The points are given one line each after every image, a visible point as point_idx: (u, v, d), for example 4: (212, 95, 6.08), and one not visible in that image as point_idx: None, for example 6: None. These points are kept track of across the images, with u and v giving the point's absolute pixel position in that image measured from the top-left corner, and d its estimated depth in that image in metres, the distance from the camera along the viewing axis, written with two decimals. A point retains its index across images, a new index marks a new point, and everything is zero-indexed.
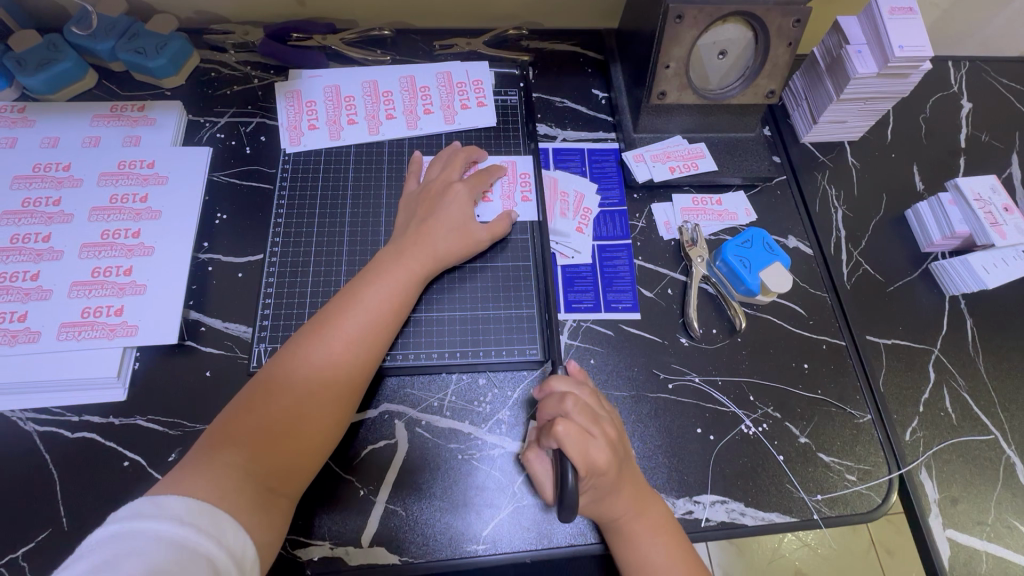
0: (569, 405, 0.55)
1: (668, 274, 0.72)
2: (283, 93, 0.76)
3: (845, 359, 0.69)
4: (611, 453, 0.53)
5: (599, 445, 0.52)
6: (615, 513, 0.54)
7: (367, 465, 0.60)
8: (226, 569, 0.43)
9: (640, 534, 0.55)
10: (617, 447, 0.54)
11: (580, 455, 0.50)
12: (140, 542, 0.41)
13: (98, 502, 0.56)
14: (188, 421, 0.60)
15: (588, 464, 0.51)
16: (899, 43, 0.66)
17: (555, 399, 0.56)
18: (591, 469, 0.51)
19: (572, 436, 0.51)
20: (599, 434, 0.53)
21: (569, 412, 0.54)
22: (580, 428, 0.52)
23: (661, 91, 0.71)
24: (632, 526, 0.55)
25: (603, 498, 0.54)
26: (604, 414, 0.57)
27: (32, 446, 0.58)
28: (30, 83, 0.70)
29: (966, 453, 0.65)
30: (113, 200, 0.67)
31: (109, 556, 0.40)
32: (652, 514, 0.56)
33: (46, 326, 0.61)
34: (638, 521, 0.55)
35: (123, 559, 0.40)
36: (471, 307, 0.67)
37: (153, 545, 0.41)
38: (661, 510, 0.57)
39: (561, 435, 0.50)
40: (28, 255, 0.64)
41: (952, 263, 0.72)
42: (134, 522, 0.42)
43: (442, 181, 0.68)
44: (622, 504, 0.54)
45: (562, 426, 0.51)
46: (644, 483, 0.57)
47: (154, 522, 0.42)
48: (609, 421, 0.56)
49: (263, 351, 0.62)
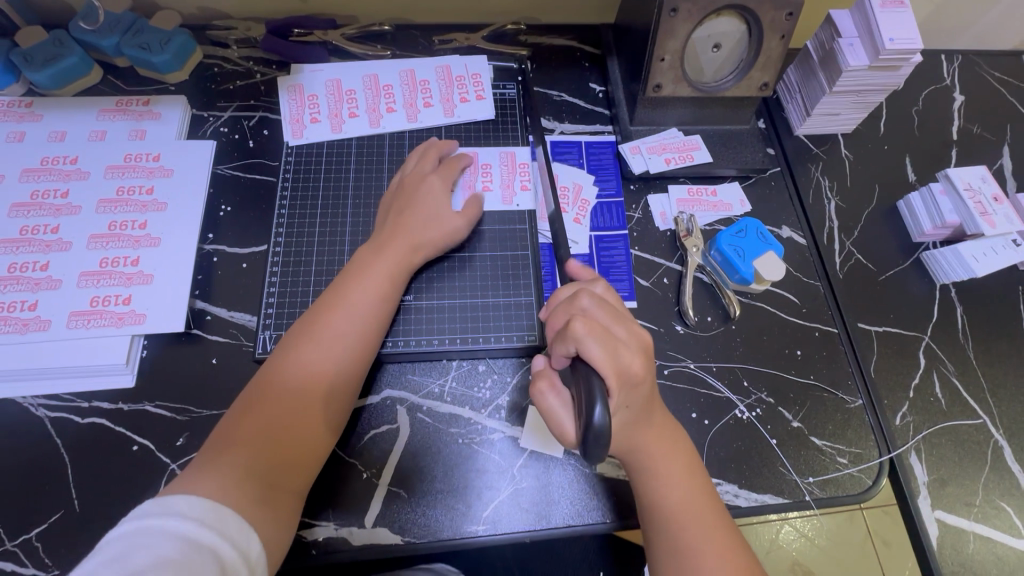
0: (584, 304, 0.55)
1: (664, 263, 0.73)
2: (285, 87, 0.77)
3: (838, 346, 0.70)
4: (636, 351, 0.54)
5: (622, 345, 0.53)
6: (649, 447, 0.55)
7: (370, 449, 0.62)
8: (230, 560, 0.45)
9: (670, 475, 0.55)
10: (642, 346, 0.55)
11: (609, 360, 0.51)
12: (148, 537, 0.42)
13: (110, 484, 0.58)
14: (195, 406, 0.62)
15: (617, 368, 0.51)
16: (890, 35, 0.68)
17: (567, 302, 0.56)
18: (621, 371, 0.51)
19: (595, 336, 0.51)
20: (620, 332, 0.54)
21: (587, 312, 0.54)
22: (602, 328, 0.52)
23: (657, 84, 0.73)
24: (662, 465, 0.55)
25: (638, 426, 0.55)
26: (620, 310, 0.57)
27: (44, 431, 0.59)
28: (38, 78, 0.72)
29: (955, 437, 0.67)
30: (120, 192, 0.69)
31: (117, 552, 0.41)
32: (682, 461, 0.56)
33: (56, 315, 0.62)
34: (669, 463, 0.55)
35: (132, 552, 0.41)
36: (470, 296, 0.68)
37: (161, 539, 0.42)
38: (691, 463, 0.57)
39: (584, 338, 0.51)
40: (38, 246, 0.65)
41: (942, 253, 0.74)
42: (141, 520, 0.43)
43: (417, 174, 0.69)
44: (653, 438, 0.56)
45: (582, 327, 0.51)
46: (678, 434, 0.58)
47: (161, 519, 0.44)
48: (628, 319, 0.56)
49: (268, 339, 0.64)
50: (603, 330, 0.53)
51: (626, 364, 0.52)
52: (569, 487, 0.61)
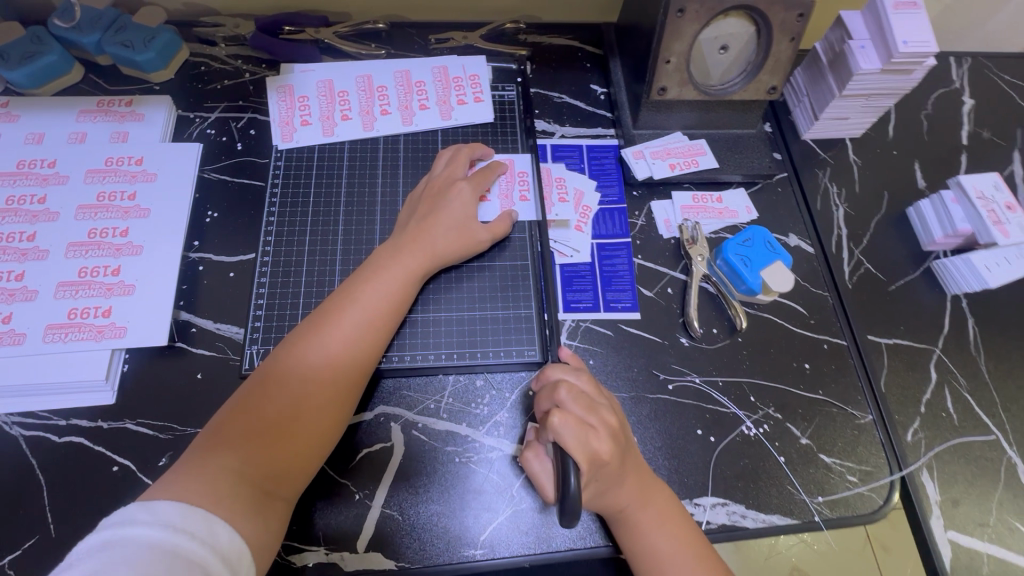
0: (562, 395, 0.54)
1: (668, 273, 0.71)
2: (275, 88, 0.74)
3: (847, 359, 0.68)
4: (608, 438, 0.53)
5: (596, 434, 0.52)
6: (621, 503, 0.54)
7: (364, 468, 0.59)
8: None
9: (647, 524, 0.54)
10: (614, 430, 0.54)
11: (581, 448, 0.50)
12: (138, 551, 0.39)
13: (88, 507, 0.55)
14: (179, 424, 0.59)
15: (589, 456, 0.50)
16: (903, 38, 0.65)
17: (548, 390, 0.56)
18: (592, 459, 0.51)
19: (568, 425, 0.51)
20: (594, 420, 0.53)
21: (563, 405, 0.54)
22: (575, 417, 0.52)
23: (662, 87, 0.70)
24: (640, 516, 0.54)
25: (607, 491, 0.53)
26: (598, 398, 0.56)
27: (18, 452, 0.56)
28: (14, 77, 0.69)
29: (967, 454, 0.65)
30: (100, 198, 0.66)
31: (103, 563, 0.38)
32: (660, 506, 0.55)
33: (31, 327, 0.59)
34: (645, 511, 0.54)
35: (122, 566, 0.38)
36: (469, 307, 0.66)
37: (151, 555, 0.40)
38: (671, 504, 0.56)
39: (558, 428, 0.50)
40: (13, 254, 0.62)
41: (954, 262, 0.72)
42: (134, 529, 0.41)
43: (446, 178, 0.67)
44: (627, 494, 0.54)
45: (556, 418, 0.51)
46: (649, 473, 0.56)
47: (152, 531, 0.41)
48: (603, 405, 0.55)
49: (256, 353, 0.61)
50: (578, 420, 0.52)
51: (599, 448, 0.51)
52: None
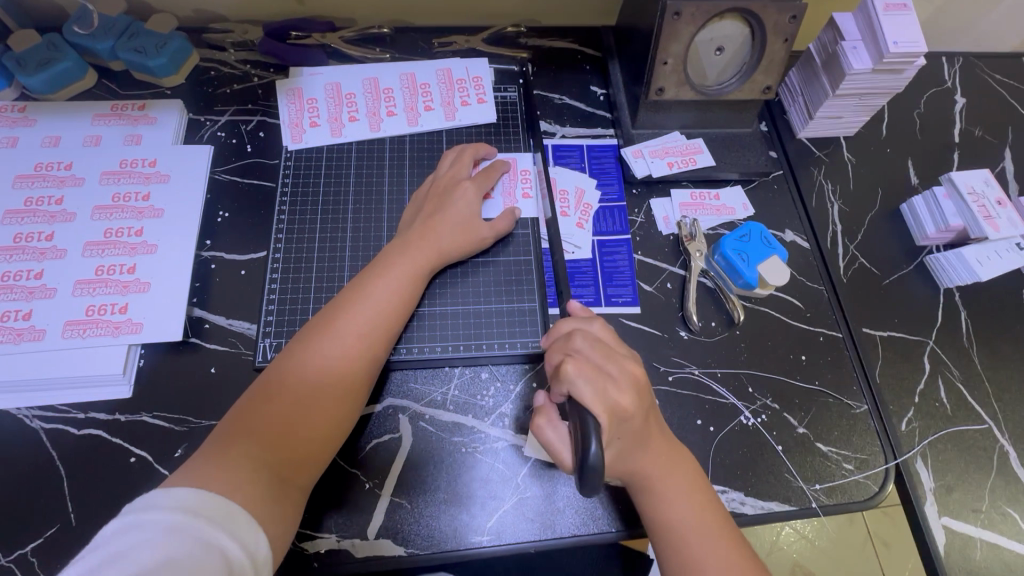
0: (577, 344, 0.56)
1: (667, 268, 0.73)
2: (284, 91, 0.76)
3: (843, 351, 0.70)
4: (627, 388, 0.54)
5: (613, 382, 0.54)
6: (646, 468, 0.55)
7: (373, 459, 0.61)
8: (239, 563, 0.43)
9: (672, 490, 0.55)
10: (636, 383, 0.55)
11: (599, 398, 0.52)
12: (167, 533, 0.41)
13: (107, 497, 0.57)
14: (193, 417, 0.61)
15: (608, 406, 0.52)
16: (893, 39, 0.67)
17: (561, 342, 0.57)
18: (612, 409, 0.52)
19: (584, 376, 0.53)
20: (611, 369, 0.55)
21: (579, 353, 0.55)
22: (592, 366, 0.54)
23: (660, 87, 0.72)
24: (665, 481, 0.55)
25: (633, 452, 0.55)
26: (614, 347, 0.58)
27: (38, 444, 0.58)
28: (31, 83, 0.71)
29: (960, 443, 0.66)
30: (115, 199, 0.68)
31: (133, 542, 0.40)
32: (684, 477, 0.56)
33: (50, 324, 0.61)
34: (669, 479, 0.55)
35: (151, 546, 0.40)
36: (474, 302, 0.67)
37: (179, 537, 0.41)
38: (696, 477, 0.57)
39: (573, 378, 0.52)
40: (32, 254, 0.64)
41: (946, 256, 0.73)
42: (164, 514, 0.42)
43: (450, 177, 0.69)
44: (652, 461, 0.56)
45: (571, 368, 0.53)
46: (676, 446, 0.58)
47: (179, 516, 0.43)
48: (620, 355, 0.57)
49: (268, 347, 0.63)
50: (594, 368, 0.54)
51: (618, 400, 0.53)
52: (573, 497, 0.60)
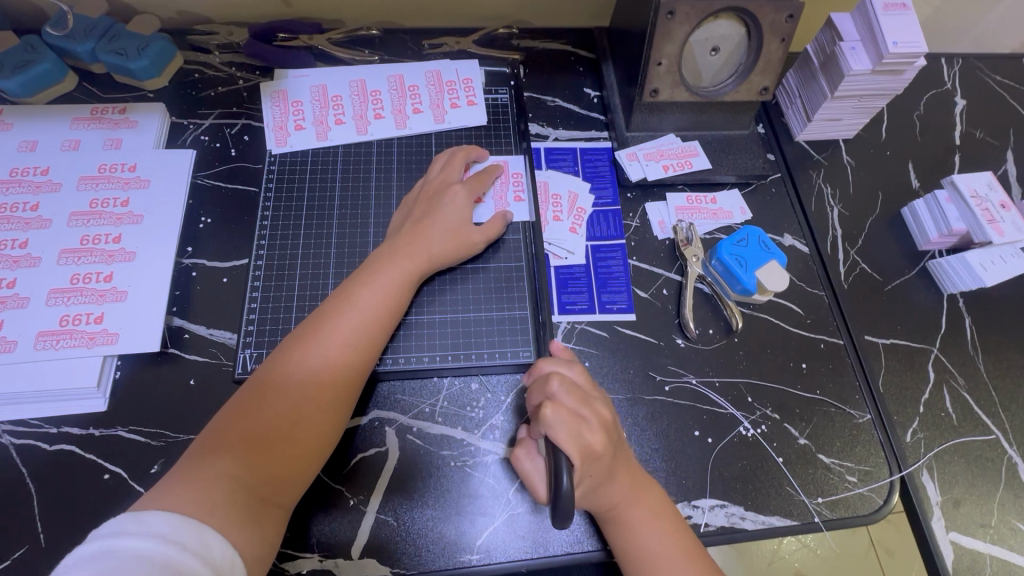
0: (554, 385, 0.54)
1: (663, 274, 0.71)
2: (269, 93, 0.74)
3: (844, 359, 0.68)
4: (599, 431, 0.53)
5: (587, 424, 0.52)
6: (613, 501, 0.54)
7: (358, 473, 0.58)
8: None
9: (638, 521, 0.54)
10: (606, 423, 0.54)
11: (573, 441, 0.50)
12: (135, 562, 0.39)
13: (78, 516, 0.54)
14: (171, 431, 0.58)
15: (581, 449, 0.51)
16: (893, 38, 0.66)
17: (539, 382, 0.56)
18: (585, 451, 0.51)
19: (561, 419, 0.51)
20: (587, 412, 0.53)
21: (555, 395, 0.54)
22: (568, 410, 0.52)
23: (654, 88, 0.70)
24: (633, 513, 0.54)
25: (600, 487, 0.53)
26: (591, 392, 0.56)
27: (7, 460, 0.56)
28: (7, 86, 0.69)
29: (967, 454, 0.64)
30: (93, 204, 0.66)
31: (99, 572, 0.38)
32: (650, 502, 0.55)
33: (22, 335, 0.59)
34: (636, 508, 0.54)
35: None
36: (463, 310, 0.65)
37: (147, 566, 0.39)
38: (662, 502, 0.56)
39: (549, 421, 0.50)
40: (5, 262, 0.62)
41: (950, 262, 0.72)
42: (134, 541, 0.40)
43: (441, 182, 0.67)
44: (619, 492, 0.54)
45: (549, 411, 0.51)
46: (640, 470, 0.56)
47: (148, 543, 0.40)
48: (596, 398, 0.55)
49: (249, 357, 0.61)
50: (570, 411, 0.52)
51: (591, 442, 0.51)
52: None
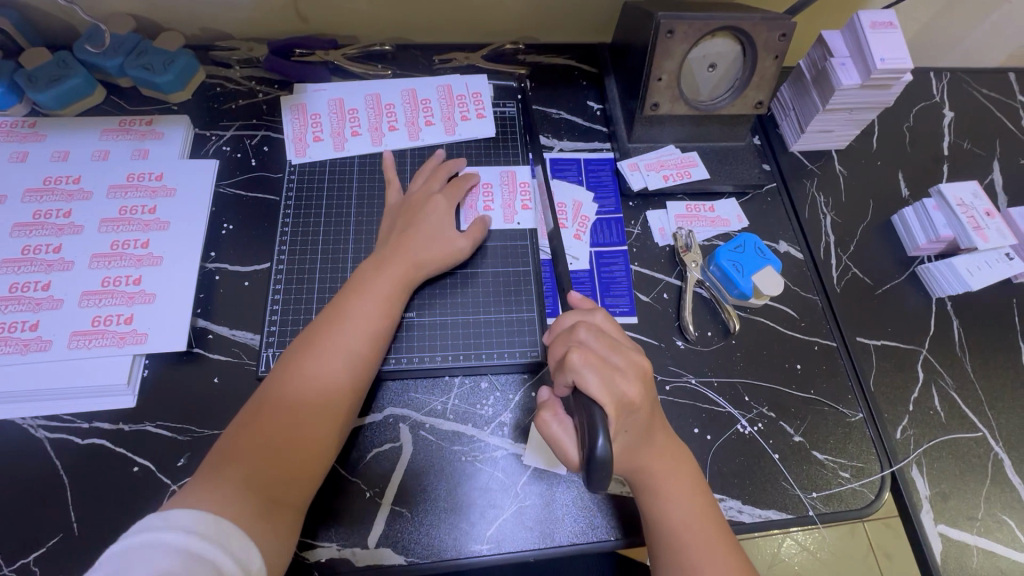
0: (580, 335, 0.56)
1: (664, 278, 0.74)
2: (288, 106, 0.78)
3: (837, 360, 0.71)
4: (631, 378, 0.54)
5: (618, 371, 0.54)
6: (650, 465, 0.55)
7: (373, 467, 0.61)
8: None
9: (673, 491, 0.55)
10: (639, 372, 0.55)
11: (606, 388, 0.52)
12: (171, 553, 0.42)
13: (110, 506, 0.57)
14: (197, 426, 0.61)
15: (615, 395, 0.52)
16: (880, 55, 0.69)
17: (564, 333, 0.57)
18: (619, 398, 0.52)
19: (590, 367, 0.52)
20: (617, 359, 0.55)
21: (584, 344, 0.55)
22: (597, 357, 0.54)
23: (654, 103, 0.74)
24: (669, 483, 0.55)
25: (642, 446, 0.55)
26: (619, 338, 0.58)
27: (42, 453, 0.59)
28: (41, 99, 0.72)
29: (955, 451, 0.67)
30: (122, 212, 0.69)
31: (134, 562, 0.41)
32: (686, 479, 0.56)
33: (57, 334, 0.62)
34: (673, 481, 0.56)
35: (151, 566, 0.41)
36: (473, 312, 0.69)
37: (176, 556, 0.42)
38: (695, 480, 0.57)
39: (581, 368, 0.52)
40: (39, 266, 0.65)
41: (939, 267, 0.75)
42: (172, 534, 0.43)
43: (423, 194, 0.70)
44: (657, 459, 0.56)
45: (577, 358, 0.52)
46: (683, 452, 0.58)
47: (178, 536, 0.43)
48: (625, 346, 0.57)
49: (271, 356, 0.64)
50: (599, 360, 0.54)
51: (625, 390, 0.53)
52: (573, 503, 0.61)
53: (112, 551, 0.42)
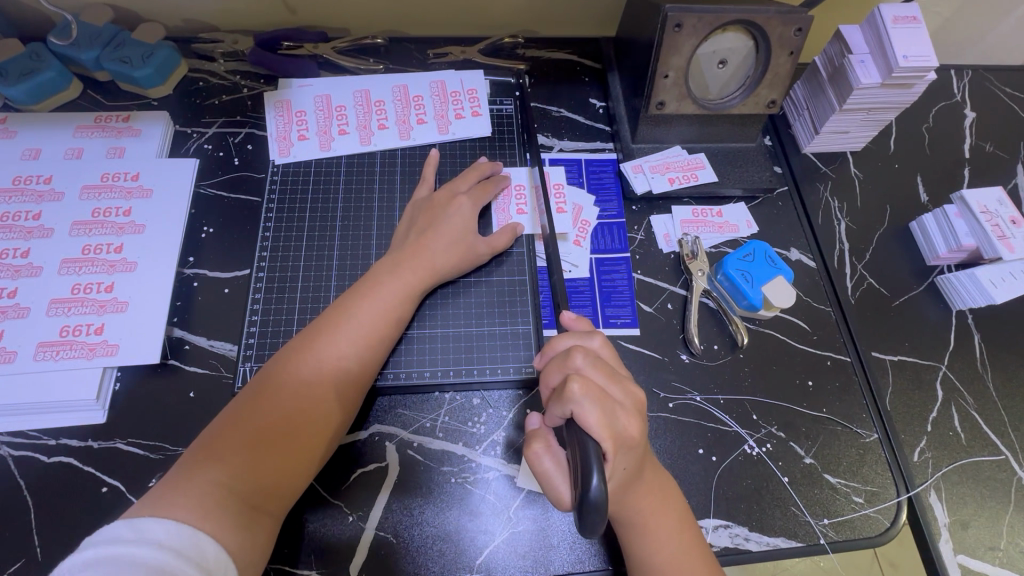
0: (579, 361, 0.51)
1: (668, 288, 0.70)
2: (272, 103, 0.74)
3: (852, 377, 0.67)
4: (630, 414, 0.50)
5: (618, 406, 0.50)
6: (639, 502, 0.52)
7: (358, 488, 0.58)
8: None
9: (661, 529, 0.52)
10: (636, 405, 0.51)
11: (606, 422, 0.47)
12: None
13: (76, 530, 0.54)
14: (170, 444, 0.58)
15: (613, 429, 0.48)
16: (903, 52, 0.65)
17: (560, 358, 0.53)
18: (618, 433, 0.48)
19: (590, 398, 0.48)
20: (616, 392, 0.51)
21: (582, 371, 0.51)
22: (597, 387, 0.49)
23: (660, 101, 0.70)
24: (656, 521, 0.52)
25: (629, 485, 0.51)
26: (616, 367, 0.54)
27: (5, 472, 0.56)
28: (12, 94, 0.68)
29: (976, 475, 0.63)
30: (95, 214, 0.65)
31: None
32: (674, 515, 0.53)
33: (22, 345, 0.59)
34: (659, 518, 0.52)
35: None
36: (465, 324, 0.65)
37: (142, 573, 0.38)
38: (683, 514, 0.54)
39: (579, 398, 0.47)
40: (6, 271, 0.62)
41: (958, 278, 0.71)
42: (150, 550, 0.40)
43: (447, 192, 0.66)
44: (643, 495, 0.52)
45: (577, 388, 0.48)
46: (668, 484, 0.55)
47: (146, 550, 0.40)
48: (623, 376, 0.53)
49: (248, 371, 0.60)
50: (599, 390, 0.49)
51: (623, 425, 0.49)
52: (569, 530, 0.57)
53: (73, 564, 0.39)
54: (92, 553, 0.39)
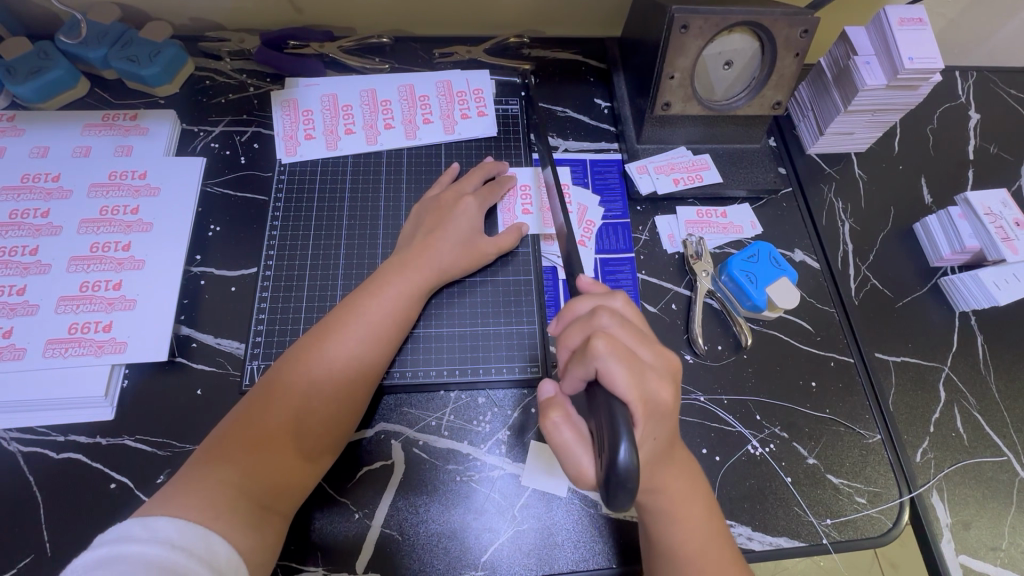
0: (604, 320, 0.51)
1: (672, 288, 0.70)
2: (279, 102, 0.74)
3: (855, 377, 0.67)
4: (661, 377, 0.50)
5: (647, 368, 0.49)
6: (671, 485, 0.52)
7: (363, 486, 0.58)
8: None
9: (690, 517, 0.52)
10: (668, 371, 0.51)
11: (637, 385, 0.47)
12: None
13: (84, 525, 0.54)
14: (177, 440, 0.58)
15: (644, 392, 0.47)
16: (908, 54, 0.65)
17: (584, 318, 0.52)
18: (650, 397, 0.48)
19: (615, 355, 0.47)
20: (645, 353, 0.51)
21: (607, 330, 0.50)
22: (624, 347, 0.49)
23: (666, 102, 0.70)
24: (684, 510, 0.52)
25: (662, 466, 0.51)
26: (642, 328, 0.53)
27: (15, 468, 0.56)
28: (20, 92, 0.69)
29: (978, 476, 0.64)
30: (103, 212, 0.66)
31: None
32: (702, 504, 0.53)
33: (31, 342, 0.59)
34: (688, 506, 0.52)
35: None
36: (471, 323, 0.65)
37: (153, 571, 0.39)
38: (708, 503, 0.54)
39: (604, 357, 0.47)
40: (15, 268, 0.62)
41: (962, 280, 0.71)
42: (161, 549, 0.40)
43: (453, 193, 0.67)
44: (675, 479, 0.52)
45: (602, 345, 0.47)
46: (698, 472, 0.55)
47: (157, 548, 0.40)
48: (649, 339, 0.53)
49: (256, 369, 0.61)
50: (625, 350, 0.49)
51: (653, 389, 0.48)
52: (574, 529, 0.58)
53: (85, 562, 0.39)
54: (106, 551, 0.39)
